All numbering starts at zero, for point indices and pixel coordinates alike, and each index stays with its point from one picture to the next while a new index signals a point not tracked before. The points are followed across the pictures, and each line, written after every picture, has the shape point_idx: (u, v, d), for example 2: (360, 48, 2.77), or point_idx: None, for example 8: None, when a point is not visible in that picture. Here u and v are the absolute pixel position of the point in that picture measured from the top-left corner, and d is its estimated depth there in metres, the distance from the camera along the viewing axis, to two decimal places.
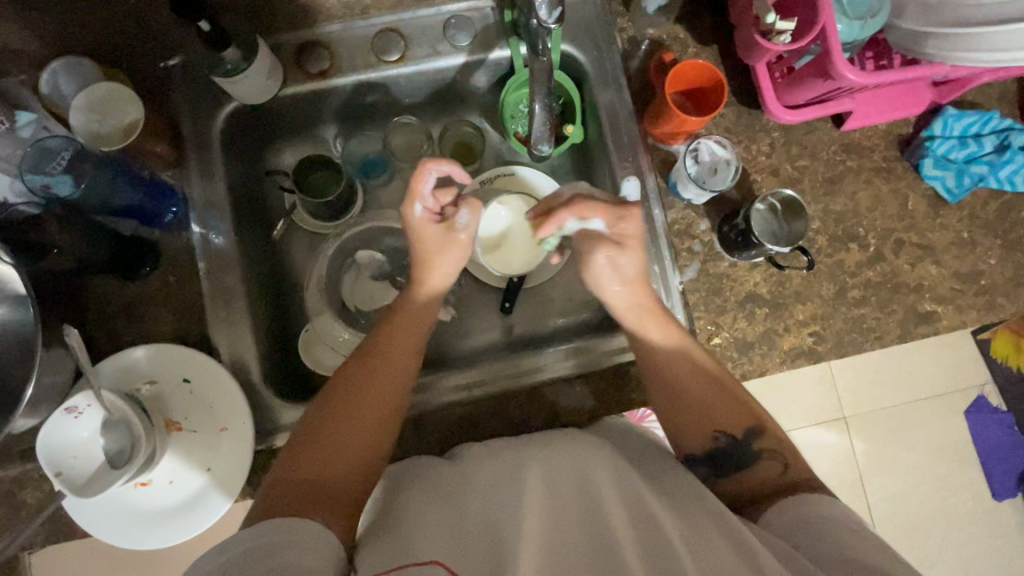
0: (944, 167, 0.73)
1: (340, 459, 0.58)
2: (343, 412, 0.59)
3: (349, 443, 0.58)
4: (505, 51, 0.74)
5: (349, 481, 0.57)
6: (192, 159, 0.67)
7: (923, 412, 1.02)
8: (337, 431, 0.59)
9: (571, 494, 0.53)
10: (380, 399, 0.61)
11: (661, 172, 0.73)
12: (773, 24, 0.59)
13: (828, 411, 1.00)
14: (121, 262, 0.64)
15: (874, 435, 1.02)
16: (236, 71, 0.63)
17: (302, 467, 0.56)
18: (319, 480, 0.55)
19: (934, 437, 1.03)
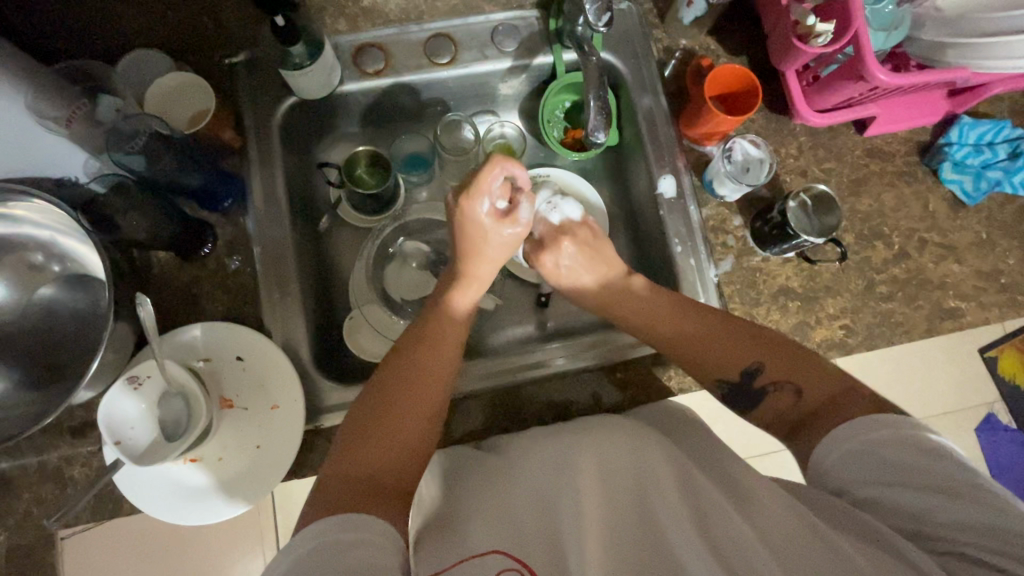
0: (962, 171, 0.77)
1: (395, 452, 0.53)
2: (388, 401, 0.55)
3: (398, 435, 0.54)
4: (548, 57, 0.78)
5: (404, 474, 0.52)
6: (253, 149, 0.70)
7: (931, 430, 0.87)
8: (386, 421, 0.54)
9: (622, 478, 0.52)
10: (425, 386, 0.57)
11: (695, 171, 0.77)
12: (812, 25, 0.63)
13: None
14: (184, 243, 0.67)
15: None
16: (302, 65, 0.67)
17: (354, 462, 0.51)
18: (373, 473, 0.50)
19: None
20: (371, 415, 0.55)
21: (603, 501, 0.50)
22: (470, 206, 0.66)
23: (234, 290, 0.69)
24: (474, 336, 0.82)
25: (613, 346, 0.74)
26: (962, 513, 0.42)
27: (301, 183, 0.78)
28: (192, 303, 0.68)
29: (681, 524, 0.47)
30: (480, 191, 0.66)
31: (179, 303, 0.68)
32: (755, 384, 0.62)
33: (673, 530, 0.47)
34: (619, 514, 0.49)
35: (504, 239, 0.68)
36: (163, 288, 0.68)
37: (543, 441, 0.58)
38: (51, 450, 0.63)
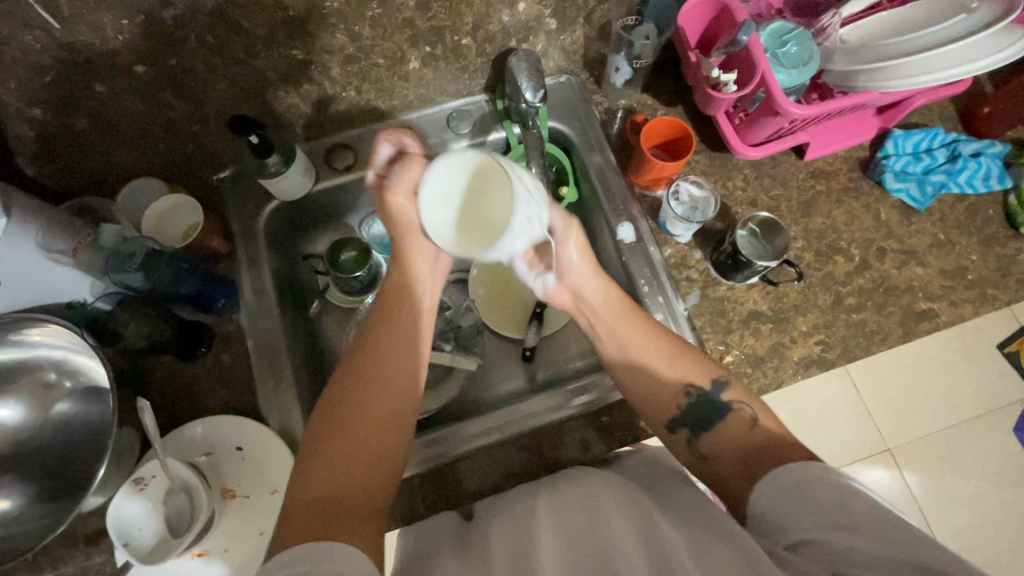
0: (905, 179, 0.81)
1: (351, 465, 0.56)
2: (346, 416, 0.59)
3: (364, 450, 0.57)
4: (501, 133, 0.86)
5: (364, 492, 0.55)
6: (241, 251, 0.78)
7: (971, 437, 0.85)
8: (346, 436, 0.57)
9: (581, 526, 0.52)
10: (385, 395, 0.60)
11: (651, 215, 0.82)
12: (718, 77, 0.70)
13: (868, 443, 0.84)
14: (182, 345, 0.72)
15: (926, 466, 0.86)
16: (280, 171, 0.75)
17: (318, 481, 0.54)
18: (336, 496, 0.53)
19: (986, 461, 0.87)
20: (335, 431, 0.58)
21: (572, 548, 0.50)
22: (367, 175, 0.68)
23: (233, 383, 0.74)
24: (466, 398, 0.85)
25: (600, 390, 0.76)
26: (872, 541, 0.43)
27: (289, 275, 0.84)
28: (194, 400, 0.73)
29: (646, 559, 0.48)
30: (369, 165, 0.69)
31: (181, 403, 0.72)
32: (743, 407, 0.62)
33: (633, 561, 0.47)
34: (587, 556, 0.49)
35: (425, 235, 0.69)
36: (166, 390, 0.73)
37: (511, 503, 0.59)
38: (66, 563, 0.65)
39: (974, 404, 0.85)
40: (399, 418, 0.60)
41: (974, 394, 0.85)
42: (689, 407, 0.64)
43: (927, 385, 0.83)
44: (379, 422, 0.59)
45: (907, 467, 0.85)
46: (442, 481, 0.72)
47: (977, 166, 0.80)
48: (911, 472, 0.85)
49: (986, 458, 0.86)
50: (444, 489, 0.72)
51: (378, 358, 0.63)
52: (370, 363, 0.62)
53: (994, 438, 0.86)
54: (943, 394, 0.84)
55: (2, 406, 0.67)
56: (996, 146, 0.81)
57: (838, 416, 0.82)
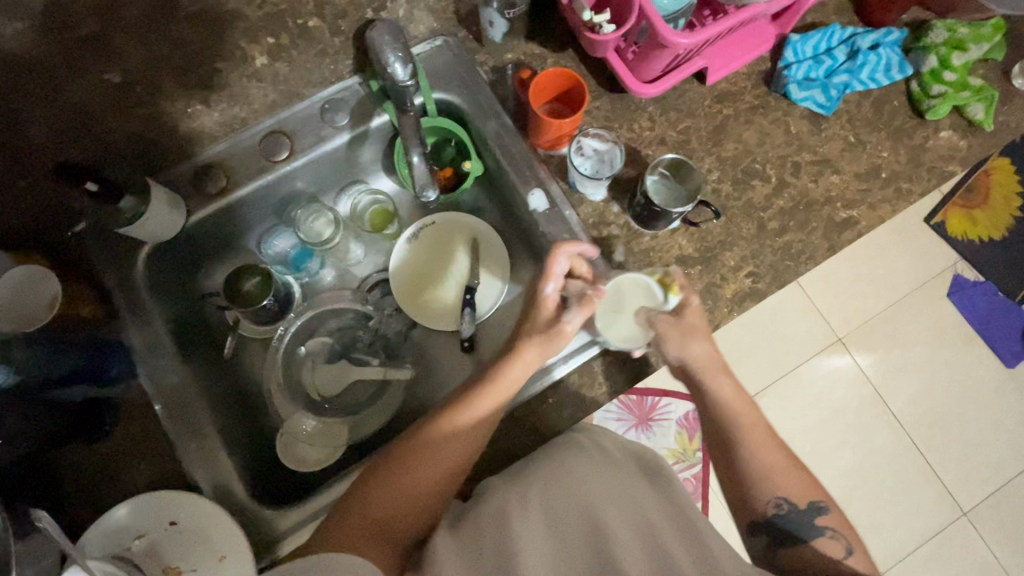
0: (809, 87, 0.78)
1: (412, 497, 0.60)
2: (461, 434, 0.62)
3: (428, 478, 0.61)
4: (384, 116, 0.77)
5: (412, 520, 0.60)
6: (123, 309, 0.70)
7: (909, 308, 1.28)
8: (419, 472, 0.61)
9: (576, 524, 0.57)
10: (464, 452, 0.62)
11: (560, 176, 0.77)
12: (591, 19, 0.66)
13: (822, 338, 1.25)
14: (81, 427, 0.65)
15: (870, 345, 1.26)
16: (136, 215, 0.66)
17: (382, 503, 0.59)
18: (386, 521, 0.58)
19: (928, 324, 1.28)
20: (406, 469, 0.61)
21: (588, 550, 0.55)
22: (542, 284, 0.70)
23: (149, 453, 0.67)
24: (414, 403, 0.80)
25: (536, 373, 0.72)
26: None
27: (191, 319, 0.77)
28: (111, 482, 0.66)
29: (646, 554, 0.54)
30: (547, 276, 0.69)
31: (98, 489, 0.66)
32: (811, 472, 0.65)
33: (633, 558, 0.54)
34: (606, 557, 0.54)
35: (538, 328, 0.70)
36: (76, 480, 0.65)
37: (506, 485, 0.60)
38: None
39: (892, 292, 1.28)
40: (459, 469, 0.62)
41: (880, 281, 1.27)
42: (784, 514, 0.64)
43: (871, 275, 1.27)
44: (445, 472, 0.62)
45: (857, 351, 1.26)
46: None
47: (877, 59, 0.78)
48: (858, 352, 1.26)
49: (930, 321, 1.28)
50: None
51: (471, 416, 0.63)
52: (459, 427, 0.63)
53: (934, 304, 1.29)
54: (849, 299, 1.26)
55: None
56: (894, 32, 0.79)
57: (788, 310, 1.24)
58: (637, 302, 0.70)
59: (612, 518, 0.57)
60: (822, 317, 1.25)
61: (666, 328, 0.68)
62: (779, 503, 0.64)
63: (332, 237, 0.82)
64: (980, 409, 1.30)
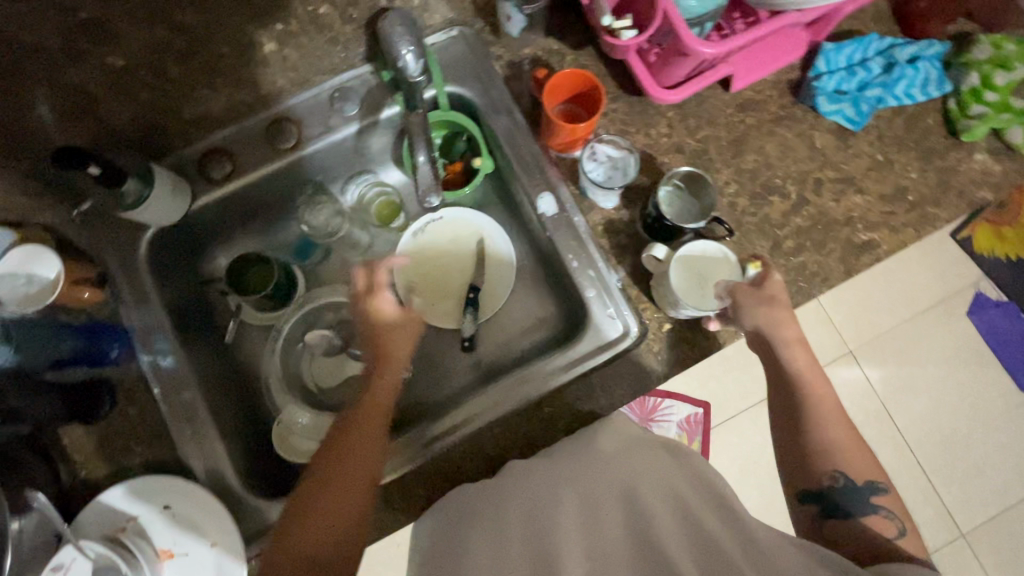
0: (839, 99, 0.74)
1: (334, 521, 0.57)
2: (363, 426, 0.62)
3: (351, 472, 0.60)
4: (393, 108, 0.76)
5: (341, 545, 0.57)
6: (126, 291, 0.71)
7: (923, 325, 1.21)
8: (328, 492, 0.58)
9: (613, 515, 0.59)
10: (365, 455, 0.60)
11: (571, 180, 0.75)
12: (611, 24, 0.63)
13: (834, 350, 1.18)
14: (78, 410, 0.66)
15: (883, 360, 1.20)
16: (140, 200, 0.66)
17: (301, 535, 0.56)
18: (310, 553, 0.55)
19: (940, 344, 1.23)
20: (315, 489, 0.59)
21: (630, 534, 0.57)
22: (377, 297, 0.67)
23: (146, 435, 0.68)
24: (409, 399, 0.80)
25: (534, 381, 0.71)
26: None
27: (194, 302, 0.78)
28: (108, 460, 0.67)
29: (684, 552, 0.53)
30: (380, 285, 0.68)
31: (97, 468, 0.67)
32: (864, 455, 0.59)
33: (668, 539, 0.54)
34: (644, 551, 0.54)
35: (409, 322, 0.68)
36: (76, 457, 0.67)
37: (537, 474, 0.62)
38: None
39: (911, 305, 1.19)
40: (369, 475, 0.60)
41: (904, 294, 1.19)
42: (837, 489, 0.58)
43: (895, 286, 1.17)
44: (359, 484, 0.59)
45: (867, 364, 1.20)
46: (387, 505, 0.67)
47: (915, 74, 0.74)
48: (869, 366, 1.20)
49: (942, 339, 1.23)
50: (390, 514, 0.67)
51: (354, 422, 0.62)
52: (351, 430, 0.62)
53: (951, 321, 1.23)
54: (867, 314, 1.16)
55: None
56: (936, 46, 0.75)
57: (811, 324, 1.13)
58: (717, 276, 0.66)
59: (646, 497, 0.59)
60: (834, 327, 1.16)
61: (745, 295, 0.64)
62: (834, 475, 0.58)
63: (337, 227, 0.81)
64: (991, 431, 1.25)
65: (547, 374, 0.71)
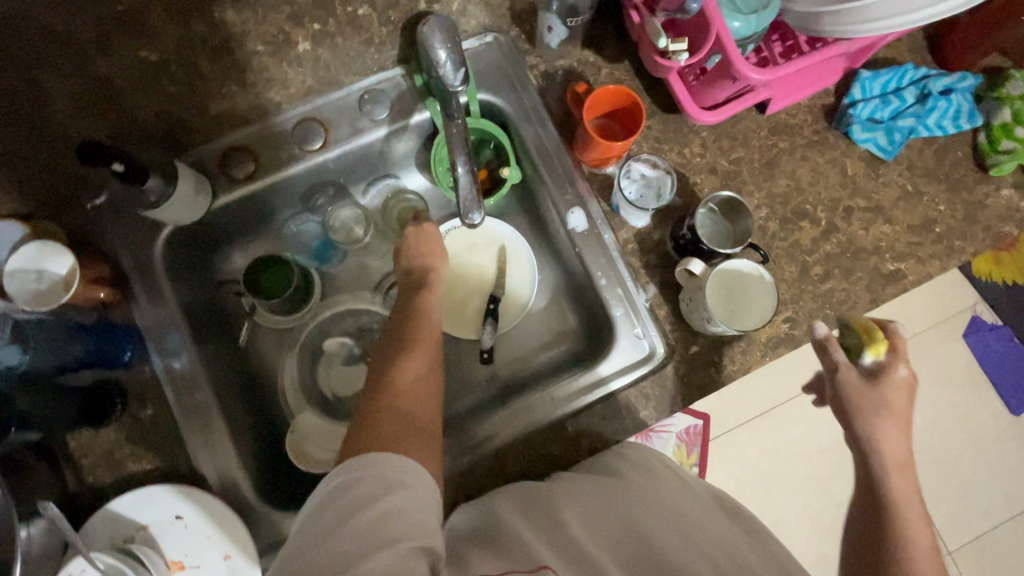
0: (872, 128, 0.74)
1: (413, 399, 0.58)
2: (428, 352, 0.63)
3: (416, 392, 0.58)
4: (424, 113, 0.74)
5: (425, 417, 0.57)
6: (140, 290, 0.68)
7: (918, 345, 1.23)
8: (407, 373, 0.60)
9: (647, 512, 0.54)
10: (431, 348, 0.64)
11: (603, 195, 0.74)
12: (666, 46, 0.63)
13: None
14: (88, 413, 0.63)
15: None
16: (162, 199, 0.63)
17: (386, 420, 0.54)
18: (404, 422, 0.54)
19: (939, 365, 1.23)
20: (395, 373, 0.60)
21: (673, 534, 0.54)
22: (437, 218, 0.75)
23: (158, 440, 0.66)
24: None
25: (552, 402, 0.70)
26: None
27: (208, 304, 0.75)
28: (117, 465, 0.65)
29: (694, 548, 0.50)
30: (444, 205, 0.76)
31: (105, 474, 0.65)
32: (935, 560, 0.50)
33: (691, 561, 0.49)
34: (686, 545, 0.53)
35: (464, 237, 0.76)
36: (82, 461, 0.64)
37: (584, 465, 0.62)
38: None
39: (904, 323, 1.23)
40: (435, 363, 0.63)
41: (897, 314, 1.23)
42: None
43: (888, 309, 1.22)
44: (428, 368, 0.62)
45: None
46: None
47: (948, 105, 0.74)
48: None
49: (940, 360, 1.23)
50: None
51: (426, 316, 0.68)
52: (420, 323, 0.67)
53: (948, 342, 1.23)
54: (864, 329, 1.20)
55: None
56: (969, 78, 0.75)
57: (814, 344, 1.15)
58: (756, 296, 0.66)
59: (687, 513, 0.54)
60: None
61: (855, 391, 0.56)
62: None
63: (365, 236, 0.80)
64: (984, 452, 1.22)
65: (570, 394, 0.70)
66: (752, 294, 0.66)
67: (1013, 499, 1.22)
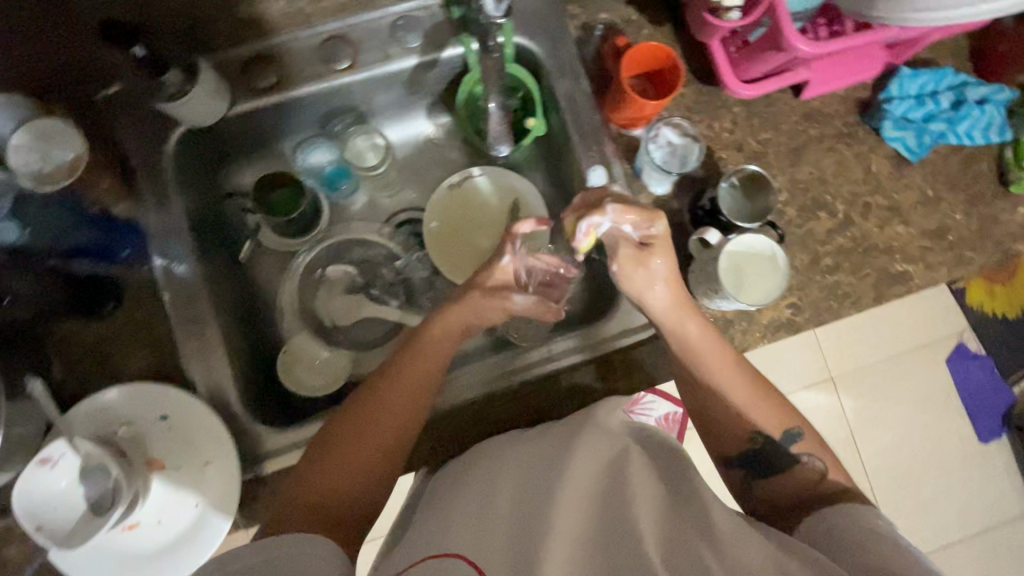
0: (903, 127, 0.74)
1: (356, 461, 0.55)
2: (394, 401, 0.58)
3: (360, 449, 0.56)
4: (457, 49, 0.72)
5: (366, 479, 0.55)
6: (146, 189, 0.66)
7: (905, 361, 1.23)
8: (356, 440, 0.56)
9: (597, 495, 0.53)
10: (399, 414, 0.58)
11: (626, 158, 0.73)
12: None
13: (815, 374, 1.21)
14: (83, 304, 0.62)
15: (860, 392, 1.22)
16: (181, 93, 0.62)
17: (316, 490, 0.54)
18: (330, 498, 0.53)
19: (922, 387, 1.23)
20: (342, 438, 0.56)
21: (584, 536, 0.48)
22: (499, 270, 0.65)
23: (149, 341, 0.65)
24: None
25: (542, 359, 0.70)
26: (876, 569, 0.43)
27: (213, 216, 0.74)
28: (107, 362, 0.64)
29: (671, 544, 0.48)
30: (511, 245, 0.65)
31: (91, 368, 0.64)
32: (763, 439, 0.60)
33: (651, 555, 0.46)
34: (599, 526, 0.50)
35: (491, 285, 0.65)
36: (69, 352, 0.64)
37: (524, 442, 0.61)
38: None
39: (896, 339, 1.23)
40: (401, 434, 0.57)
41: (893, 328, 1.23)
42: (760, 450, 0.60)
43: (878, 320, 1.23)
44: (388, 441, 0.57)
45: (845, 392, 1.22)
46: None
47: (980, 116, 0.74)
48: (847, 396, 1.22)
49: (923, 383, 1.23)
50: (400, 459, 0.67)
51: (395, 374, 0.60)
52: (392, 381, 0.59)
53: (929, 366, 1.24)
54: (852, 334, 1.22)
55: None
56: (1005, 91, 0.75)
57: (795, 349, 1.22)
58: (766, 269, 0.64)
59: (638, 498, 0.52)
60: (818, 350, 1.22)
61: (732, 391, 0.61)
62: (753, 437, 0.60)
63: (381, 164, 0.79)
64: (950, 473, 1.25)
65: (563, 352, 0.70)
66: (767, 269, 0.64)
67: (968, 520, 1.26)
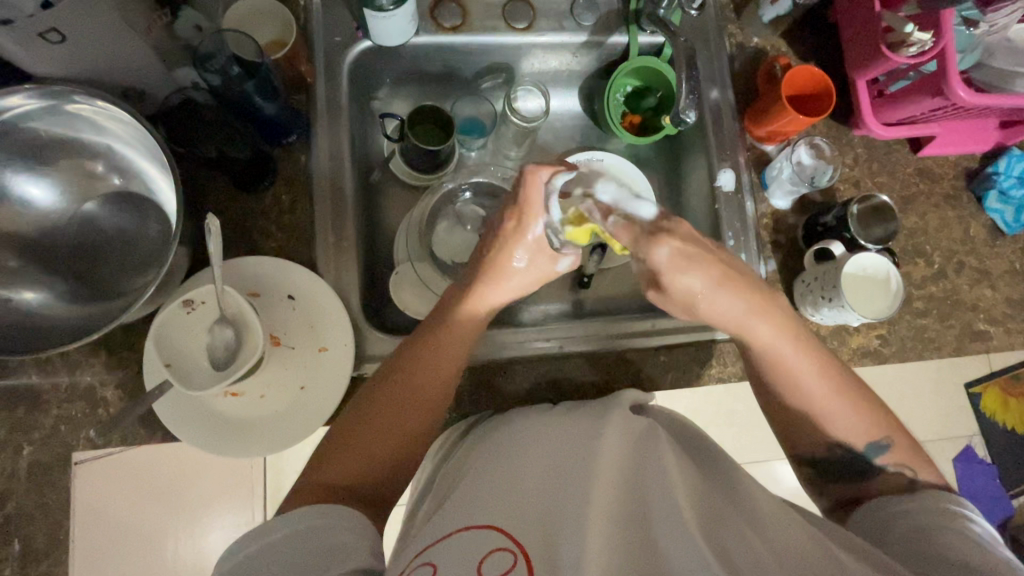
0: (1006, 201, 0.80)
1: (394, 431, 0.55)
2: (422, 376, 0.58)
3: (399, 421, 0.55)
4: (623, 37, 0.79)
5: (403, 447, 0.55)
6: (320, 88, 0.70)
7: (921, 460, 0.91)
8: (387, 415, 0.55)
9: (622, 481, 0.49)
10: (430, 386, 0.58)
11: (753, 170, 0.78)
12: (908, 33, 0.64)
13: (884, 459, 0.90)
14: (245, 174, 0.66)
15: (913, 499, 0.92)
16: (387, 7, 0.65)
17: (348, 466, 0.53)
18: (370, 476, 0.53)
19: None
20: (371, 410, 0.56)
21: (615, 495, 0.46)
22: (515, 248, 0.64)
23: (288, 227, 0.68)
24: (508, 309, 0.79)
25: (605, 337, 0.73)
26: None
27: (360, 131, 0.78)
28: (245, 236, 0.67)
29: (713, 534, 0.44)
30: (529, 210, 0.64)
31: (231, 238, 0.66)
32: (844, 454, 0.58)
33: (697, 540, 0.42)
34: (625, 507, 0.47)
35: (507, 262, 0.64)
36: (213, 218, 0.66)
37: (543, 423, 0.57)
38: (84, 369, 0.62)
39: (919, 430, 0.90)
40: (435, 404, 0.58)
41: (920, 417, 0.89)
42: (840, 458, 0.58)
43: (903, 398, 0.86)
44: (422, 412, 0.57)
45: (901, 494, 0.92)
46: (492, 381, 0.70)
47: None
48: None
49: None
50: (496, 392, 0.70)
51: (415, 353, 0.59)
52: (415, 354, 0.59)
53: None
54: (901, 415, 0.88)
55: (32, 183, 0.60)
56: None
57: None
58: (874, 289, 0.70)
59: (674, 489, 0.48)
60: None
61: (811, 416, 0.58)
62: (833, 449, 0.58)
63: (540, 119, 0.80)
64: None
65: (627, 335, 0.74)
66: (876, 290, 0.70)
67: None
